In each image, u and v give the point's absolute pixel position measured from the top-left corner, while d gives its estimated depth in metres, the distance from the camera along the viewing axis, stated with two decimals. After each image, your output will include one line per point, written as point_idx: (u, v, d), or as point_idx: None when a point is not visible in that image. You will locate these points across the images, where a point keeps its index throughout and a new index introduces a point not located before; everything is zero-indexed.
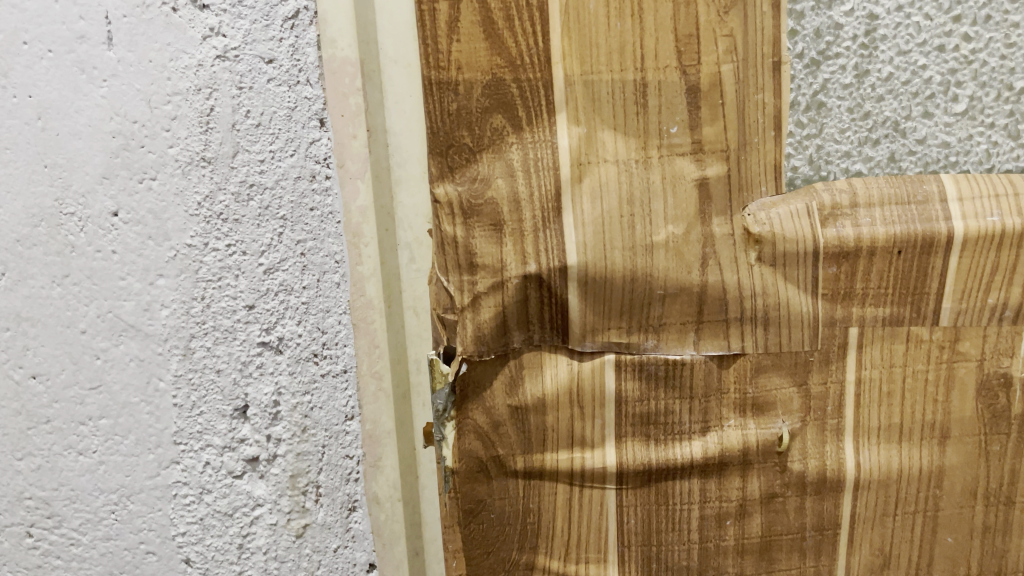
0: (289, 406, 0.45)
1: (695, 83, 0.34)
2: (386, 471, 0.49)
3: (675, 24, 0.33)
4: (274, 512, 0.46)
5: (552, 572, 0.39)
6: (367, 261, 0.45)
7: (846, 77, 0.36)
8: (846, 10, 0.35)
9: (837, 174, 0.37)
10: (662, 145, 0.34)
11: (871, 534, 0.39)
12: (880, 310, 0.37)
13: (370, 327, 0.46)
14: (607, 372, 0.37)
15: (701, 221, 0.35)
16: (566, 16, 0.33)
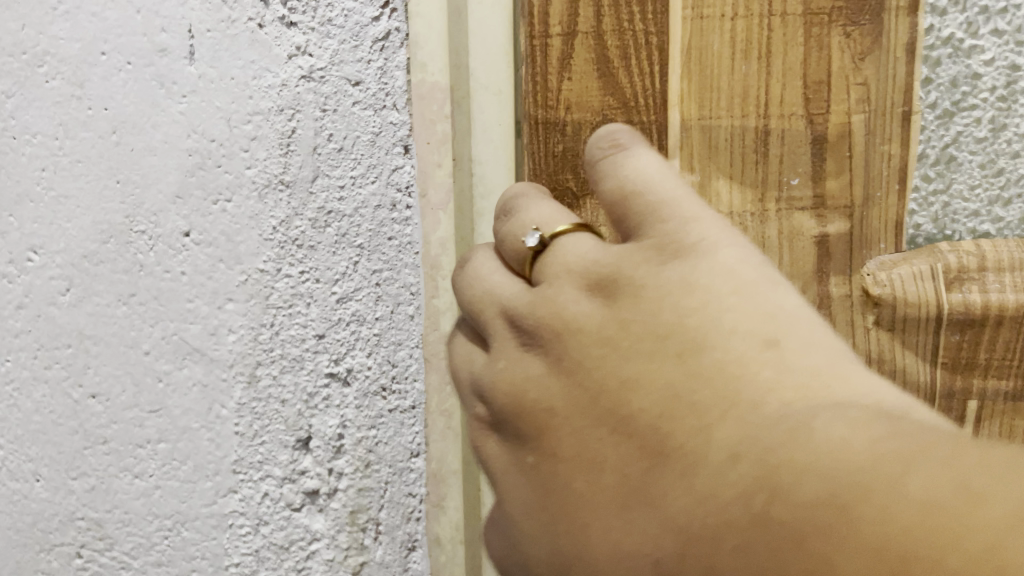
0: (353, 439, 0.43)
1: (823, 134, 0.32)
2: (450, 513, 0.44)
3: (804, 69, 0.31)
4: (332, 547, 0.44)
5: None
6: (443, 294, 0.40)
7: (980, 130, 0.33)
8: (987, 59, 0.32)
9: (962, 233, 0.34)
10: (781, 198, 0.32)
11: None
12: (1003, 383, 0.34)
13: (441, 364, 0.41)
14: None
15: (818, 280, 0.33)
16: (688, 57, 0.31)
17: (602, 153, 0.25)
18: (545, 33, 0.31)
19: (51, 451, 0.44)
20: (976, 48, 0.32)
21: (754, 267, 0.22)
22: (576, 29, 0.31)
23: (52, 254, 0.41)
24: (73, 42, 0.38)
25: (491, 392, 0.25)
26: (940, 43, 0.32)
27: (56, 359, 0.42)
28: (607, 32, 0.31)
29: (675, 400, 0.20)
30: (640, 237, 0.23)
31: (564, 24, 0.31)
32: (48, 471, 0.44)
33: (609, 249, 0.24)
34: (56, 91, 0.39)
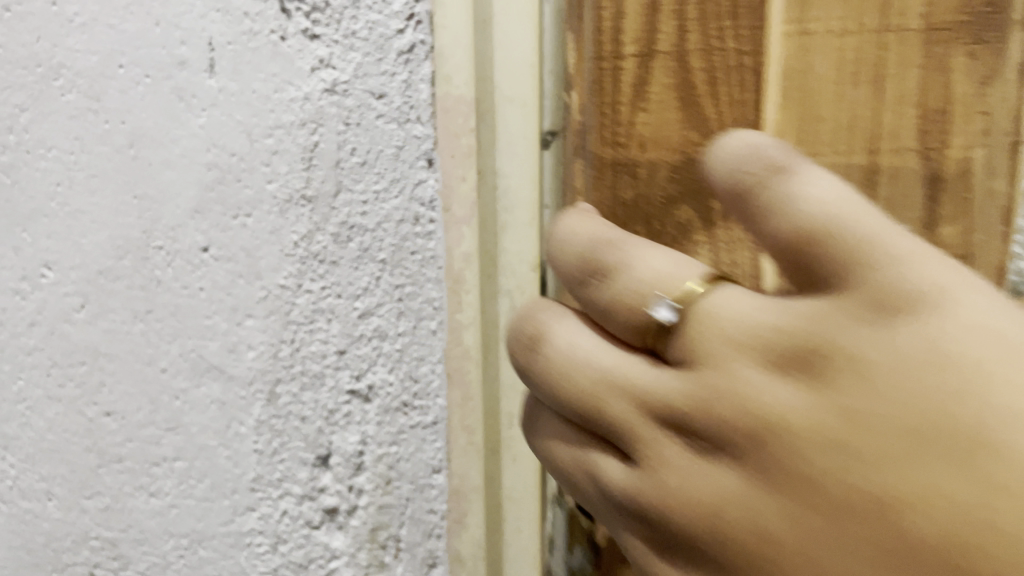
0: (374, 457, 0.42)
1: (938, 170, 0.31)
2: (471, 529, 0.44)
3: (921, 99, 0.30)
4: (351, 565, 0.43)
5: None
6: (466, 309, 0.40)
7: None
8: None
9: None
10: None
11: None
12: None
13: (465, 378, 0.41)
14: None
15: None
16: (791, 81, 0.30)
17: (751, 179, 0.23)
18: (617, 54, 0.31)
19: (64, 470, 0.43)
20: None
21: (1005, 312, 0.20)
22: (652, 52, 0.31)
23: (66, 270, 0.40)
24: (89, 55, 0.37)
25: (667, 509, 0.25)
26: None
27: (70, 378, 0.42)
28: (691, 51, 0.30)
29: (910, 503, 0.20)
30: (841, 290, 0.21)
31: (638, 46, 0.31)
32: (61, 490, 0.43)
33: (785, 308, 0.23)
34: (71, 105, 0.38)
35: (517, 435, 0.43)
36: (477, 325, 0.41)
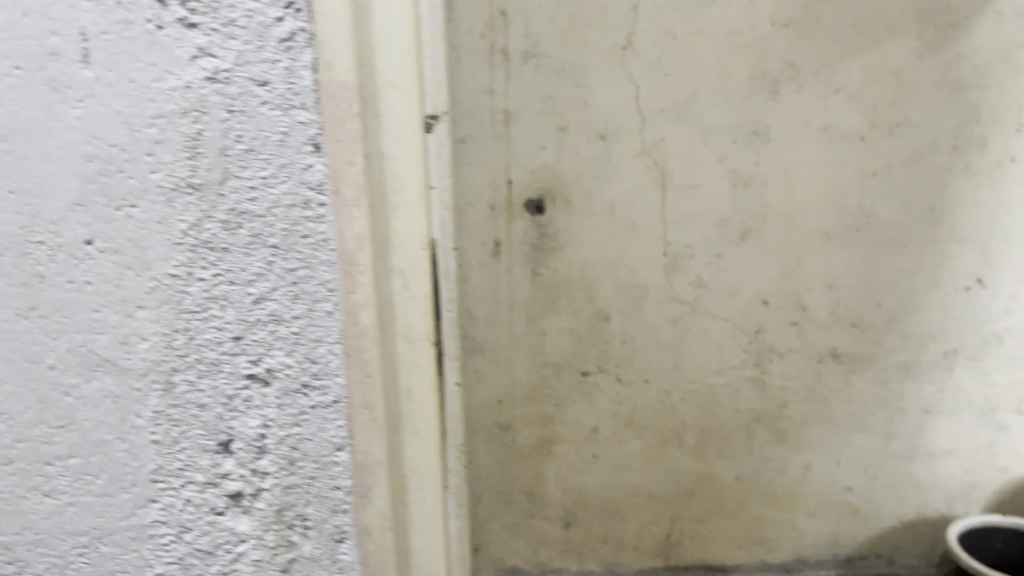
0: (276, 439, 0.43)
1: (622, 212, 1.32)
2: (377, 504, 0.46)
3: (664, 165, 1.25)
4: (259, 546, 0.45)
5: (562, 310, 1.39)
6: (362, 290, 0.41)
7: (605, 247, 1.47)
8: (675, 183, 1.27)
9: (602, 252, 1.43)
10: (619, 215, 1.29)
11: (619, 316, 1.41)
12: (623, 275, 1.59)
13: (364, 356, 0.42)
14: (633, 244, 1.26)
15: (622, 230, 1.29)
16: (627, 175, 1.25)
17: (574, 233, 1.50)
18: None
19: None
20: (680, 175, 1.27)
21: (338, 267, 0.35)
22: None
23: None
24: None
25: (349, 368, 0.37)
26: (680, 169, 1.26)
27: None
28: None
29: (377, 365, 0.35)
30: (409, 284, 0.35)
31: None
32: None
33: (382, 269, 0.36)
34: None
35: (416, 406, 0.46)
36: (373, 303, 0.42)
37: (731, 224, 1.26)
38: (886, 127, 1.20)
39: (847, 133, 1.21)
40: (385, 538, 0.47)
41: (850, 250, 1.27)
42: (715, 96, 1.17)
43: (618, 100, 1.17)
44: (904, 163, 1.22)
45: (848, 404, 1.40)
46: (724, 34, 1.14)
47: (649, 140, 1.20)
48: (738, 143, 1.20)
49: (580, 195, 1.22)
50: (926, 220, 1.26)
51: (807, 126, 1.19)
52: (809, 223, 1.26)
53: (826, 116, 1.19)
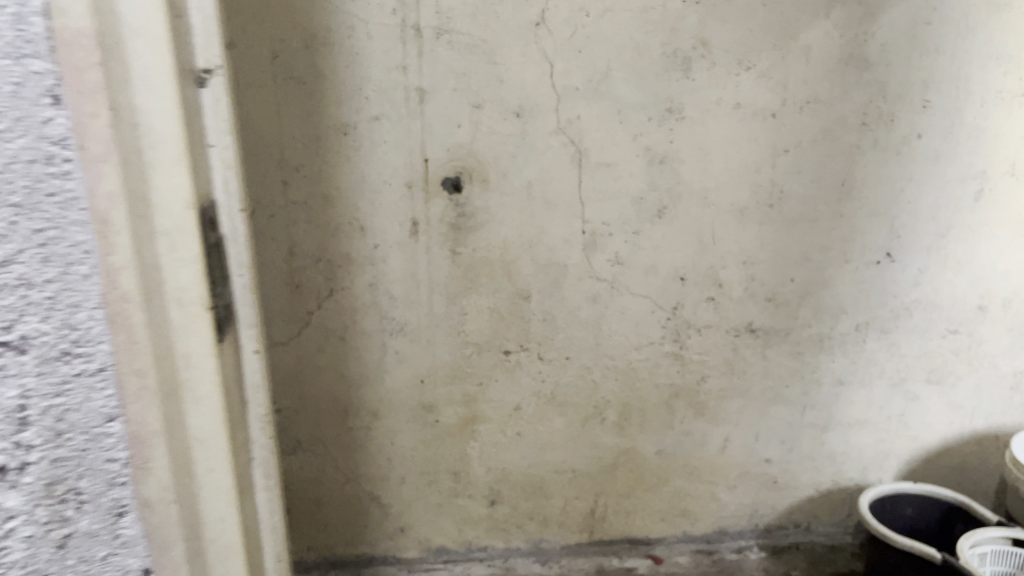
0: (39, 412, 0.59)
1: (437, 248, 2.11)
2: (151, 397, 0.61)
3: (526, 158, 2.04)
4: (31, 522, 0.62)
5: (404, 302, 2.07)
6: (112, 184, 0.55)
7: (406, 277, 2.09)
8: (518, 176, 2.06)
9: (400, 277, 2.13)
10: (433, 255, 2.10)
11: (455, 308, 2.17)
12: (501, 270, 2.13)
13: (116, 243, 0.56)
14: (554, 230, 2.09)
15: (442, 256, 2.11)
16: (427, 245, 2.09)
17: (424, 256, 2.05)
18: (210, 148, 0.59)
19: None
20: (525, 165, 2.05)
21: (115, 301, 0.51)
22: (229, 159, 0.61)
23: None
24: None
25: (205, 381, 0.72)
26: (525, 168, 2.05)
27: None
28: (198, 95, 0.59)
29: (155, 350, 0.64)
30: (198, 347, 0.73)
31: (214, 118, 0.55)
32: None
33: None
34: None
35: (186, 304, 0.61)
36: (125, 197, 0.55)
37: (645, 203, 2.09)
38: (800, 102, 2.02)
39: (764, 114, 2.02)
40: (163, 477, 0.63)
41: (771, 214, 2.12)
42: (638, 81, 1.98)
43: (538, 84, 1.97)
44: (793, 142, 2.05)
45: (761, 381, 2.28)
46: (640, 24, 1.93)
47: (566, 118, 2.00)
48: (636, 110, 2.01)
49: (501, 173, 2.03)
50: (813, 190, 2.10)
51: (691, 117, 2.02)
52: (681, 214, 2.10)
53: (709, 96, 2.00)
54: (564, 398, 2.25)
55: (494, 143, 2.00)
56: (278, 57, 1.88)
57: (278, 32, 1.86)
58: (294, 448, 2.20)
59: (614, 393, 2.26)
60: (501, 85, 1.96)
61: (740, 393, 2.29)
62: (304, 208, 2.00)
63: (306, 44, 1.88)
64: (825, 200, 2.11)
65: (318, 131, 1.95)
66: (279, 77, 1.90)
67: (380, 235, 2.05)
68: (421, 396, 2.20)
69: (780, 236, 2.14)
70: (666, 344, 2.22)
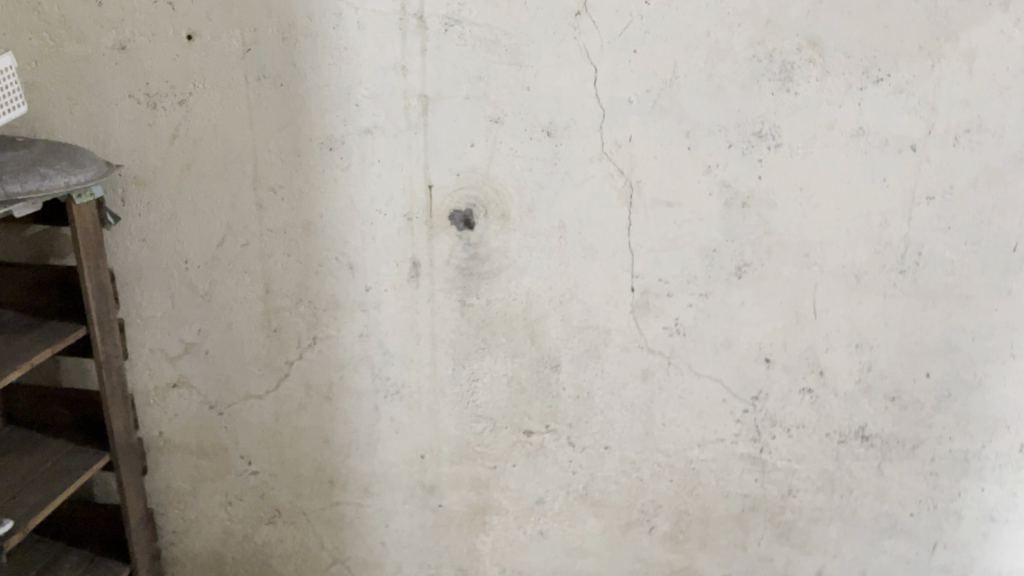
0: None
1: (414, 314, 1.65)
2: None
3: (550, 199, 1.55)
4: None
5: (366, 370, 1.70)
6: None
7: (378, 338, 1.67)
8: (534, 224, 1.57)
9: (376, 345, 1.68)
10: (408, 327, 1.66)
11: (439, 389, 1.70)
12: (492, 339, 1.65)
13: None
14: (593, 285, 1.59)
15: (409, 327, 1.66)
16: (397, 314, 1.65)
17: (395, 318, 1.66)
18: None
19: None
20: (545, 212, 1.56)
21: None
22: None
23: None
24: None
25: None
26: (542, 212, 1.56)
27: None
28: None
29: None
30: None
31: None
32: None
33: None
34: None
35: None
36: None
37: (718, 257, 1.54)
38: (954, 131, 1.40)
39: (898, 145, 1.42)
40: None
41: (901, 284, 1.50)
42: (715, 93, 1.44)
43: (576, 94, 1.47)
44: (942, 187, 1.43)
45: (872, 505, 1.68)
46: (719, 15, 1.39)
47: (613, 140, 1.49)
48: (710, 133, 1.46)
49: (524, 208, 1.56)
50: (968, 256, 1.47)
51: (790, 146, 1.45)
52: (770, 276, 1.54)
53: (817, 118, 1.43)
54: (600, 497, 1.75)
55: (516, 170, 1.53)
56: (250, 52, 1.50)
57: (250, 20, 1.48)
58: (273, 516, 1.85)
59: (666, 497, 1.73)
60: (526, 93, 1.48)
61: (841, 516, 1.70)
62: (282, 238, 1.62)
63: (282, 36, 1.49)
64: (983, 271, 1.47)
65: (299, 145, 1.56)
66: (251, 76, 1.52)
67: (372, 277, 1.63)
68: (420, 475, 1.77)
69: (912, 316, 1.52)
70: (740, 444, 1.66)
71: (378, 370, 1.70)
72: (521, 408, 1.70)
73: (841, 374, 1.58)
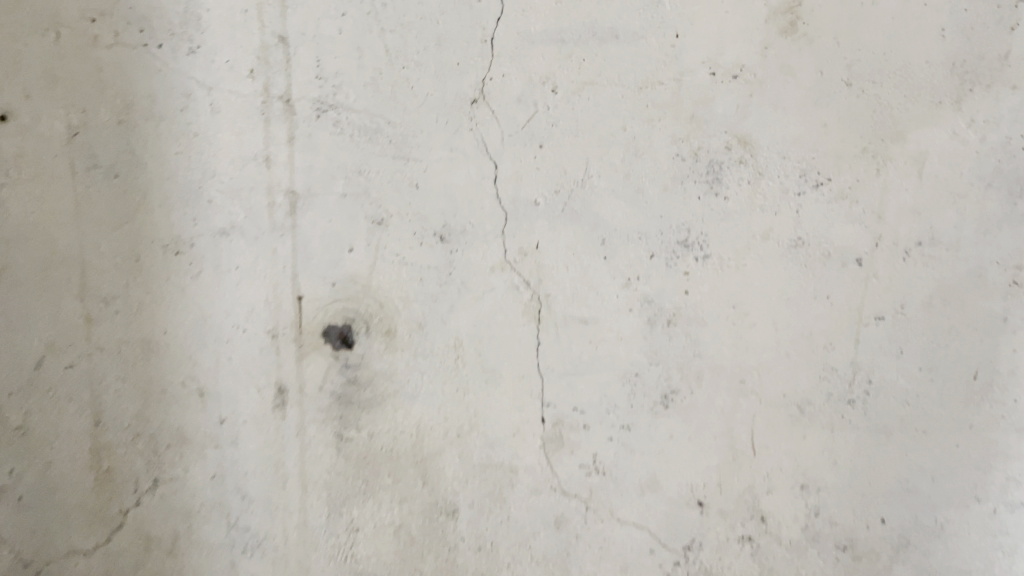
0: None
1: (280, 452, 1.35)
2: None
3: (444, 315, 1.30)
4: None
5: (218, 520, 1.37)
6: None
7: (235, 481, 1.36)
8: (425, 345, 1.31)
9: (233, 489, 1.36)
10: (271, 468, 1.36)
11: (307, 538, 1.37)
12: (376, 480, 1.36)
13: None
14: (495, 415, 1.33)
15: (273, 468, 1.36)
16: (258, 452, 1.35)
17: (256, 457, 1.35)
18: None
19: None
20: (439, 330, 1.30)
21: None
22: None
23: None
24: None
25: None
26: (433, 331, 1.30)
27: None
28: None
29: None
30: None
31: None
32: None
33: None
34: None
35: None
36: None
37: (642, 384, 1.30)
38: (903, 243, 1.22)
39: (842, 257, 1.23)
40: None
41: (850, 417, 1.29)
42: (634, 195, 1.24)
43: (473, 193, 1.25)
44: (892, 307, 1.25)
45: None
46: (636, 107, 1.21)
47: (518, 247, 1.27)
48: (629, 241, 1.26)
49: (413, 324, 1.30)
50: (923, 384, 1.27)
51: (720, 257, 1.25)
52: (702, 405, 1.31)
53: (750, 225, 1.23)
54: None
55: (403, 281, 1.29)
56: (78, 136, 1.25)
57: (79, 99, 1.24)
58: None
59: None
60: (414, 191, 1.25)
61: None
62: (115, 359, 1.33)
63: (118, 119, 1.24)
64: (941, 402, 1.28)
65: (137, 248, 1.28)
66: (78, 164, 1.26)
67: (229, 406, 1.34)
68: None
69: (864, 453, 1.30)
70: None
71: (231, 518, 1.37)
72: (404, 562, 1.36)
73: (789, 519, 1.32)
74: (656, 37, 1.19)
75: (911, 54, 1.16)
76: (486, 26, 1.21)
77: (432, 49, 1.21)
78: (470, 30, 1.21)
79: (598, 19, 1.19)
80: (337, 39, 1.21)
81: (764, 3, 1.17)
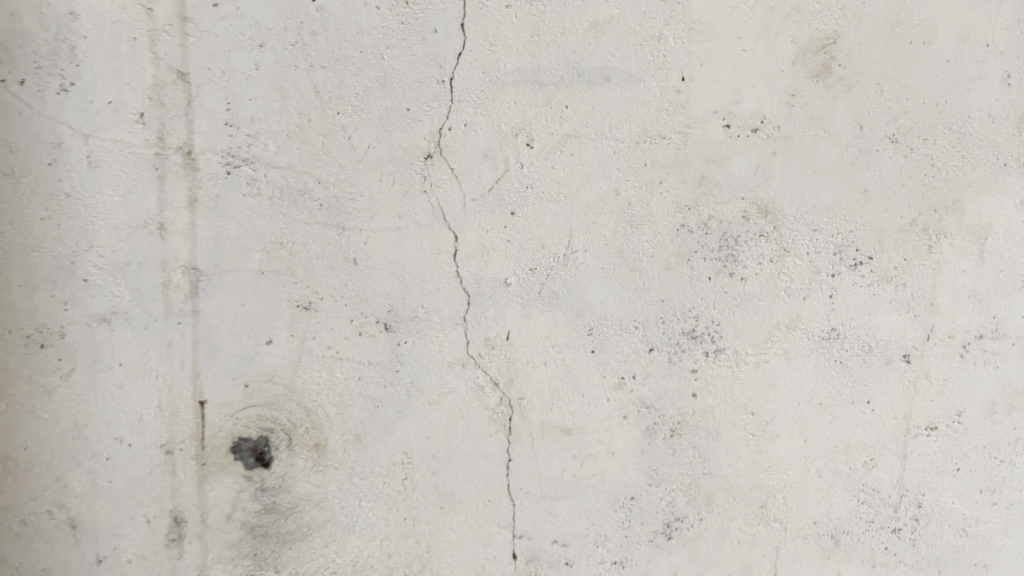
0: None
1: None
2: None
3: (389, 424, 1.02)
4: None
5: None
6: None
7: None
8: (365, 461, 1.02)
9: None
10: None
11: None
12: None
13: None
14: (454, 550, 1.04)
15: None
16: None
17: None
18: None
19: None
20: (381, 442, 1.02)
21: None
22: None
23: None
24: None
25: None
26: (375, 443, 1.02)
27: None
28: None
29: None
30: None
31: None
32: None
33: None
34: None
35: None
36: None
37: (639, 509, 1.03)
38: (961, 336, 1.01)
39: (886, 353, 1.00)
40: None
41: (895, 549, 1.04)
42: (629, 275, 0.99)
43: (427, 271, 0.99)
44: (948, 414, 1.02)
45: None
46: (632, 167, 0.97)
47: (484, 339, 1.00)
48: (623, 331, 1.00)
49: (349, 435, 1.01)
50: (983, 508, 1.04)
51: (735, 351, 1.00)
52: (714, 536, 1.04)
53: (772, 313, 1.00)
54: None
55: (337, 381, 1.01)
56: None
57: None
58: None
59: None
60: (352, 268, 0.98)
61: None
62: None
63: None
64: (1005, 529, 1.05)
65: None
66: None
67: (105, 542, 1.01)
68: None
69: None
70: None
71: None
72: None
73: None
74: (656, 80, 0.96)
75: (969, 106, 0.98)
76: (444, 63, 0.95)
77: (374, 90, 0.95)
78: (423, 67, 0.95)
79: (584, 57, 0.96)
80: (253, 76, 0.94)
81: (791, 40, 0.96)
